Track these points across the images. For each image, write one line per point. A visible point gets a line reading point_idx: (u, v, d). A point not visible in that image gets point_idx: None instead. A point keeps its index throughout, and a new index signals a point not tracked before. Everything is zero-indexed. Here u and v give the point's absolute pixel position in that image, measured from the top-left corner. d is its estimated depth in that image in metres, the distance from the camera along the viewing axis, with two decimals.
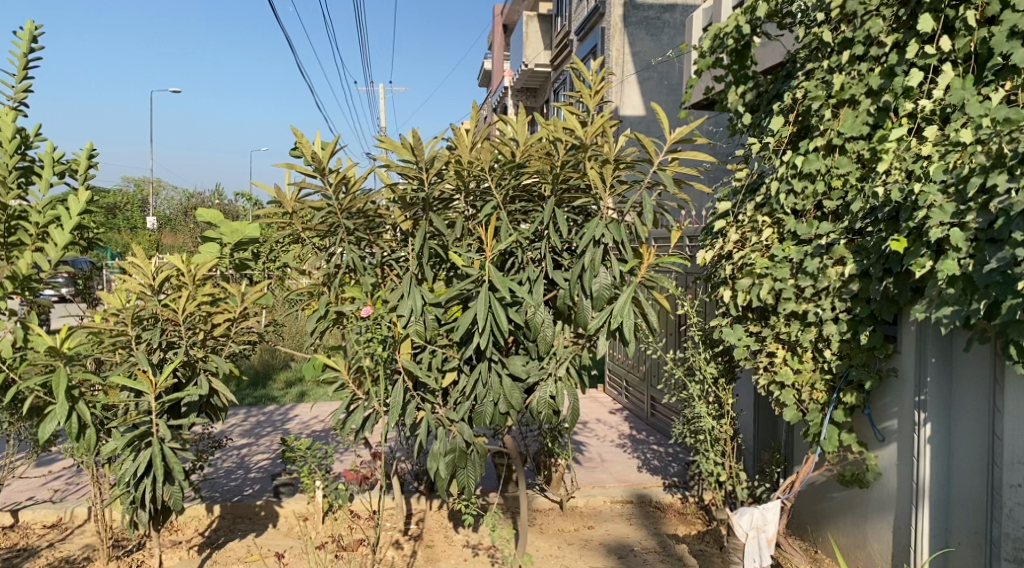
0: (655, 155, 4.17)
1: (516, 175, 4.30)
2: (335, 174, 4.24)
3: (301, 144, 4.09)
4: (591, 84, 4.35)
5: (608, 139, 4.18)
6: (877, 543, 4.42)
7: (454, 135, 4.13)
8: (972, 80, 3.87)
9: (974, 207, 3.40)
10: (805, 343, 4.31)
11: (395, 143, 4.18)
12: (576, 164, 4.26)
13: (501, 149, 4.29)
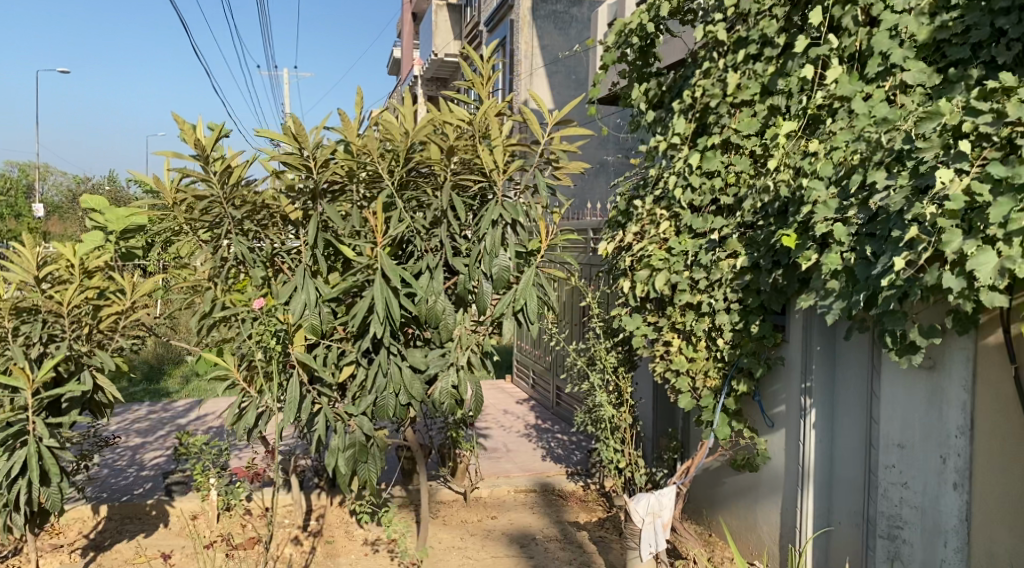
0: (541, 134, 4.32)
1: (407, 164, 4.27)
2: (218, 163, 4.11)
3: (184, 131, 3.93)
4: (481, 71, 4.35)
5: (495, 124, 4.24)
6: (767, 525, 4.60)
7: (341, 124, 4.07)
8: (856, 77, 3.98)
9: (855, 203, 3.51)
10: (700, 333, 4.49)
11: (277, 132, 4.08)
12: (470, 152, 4.28)
13: (391, 135, 4.22)
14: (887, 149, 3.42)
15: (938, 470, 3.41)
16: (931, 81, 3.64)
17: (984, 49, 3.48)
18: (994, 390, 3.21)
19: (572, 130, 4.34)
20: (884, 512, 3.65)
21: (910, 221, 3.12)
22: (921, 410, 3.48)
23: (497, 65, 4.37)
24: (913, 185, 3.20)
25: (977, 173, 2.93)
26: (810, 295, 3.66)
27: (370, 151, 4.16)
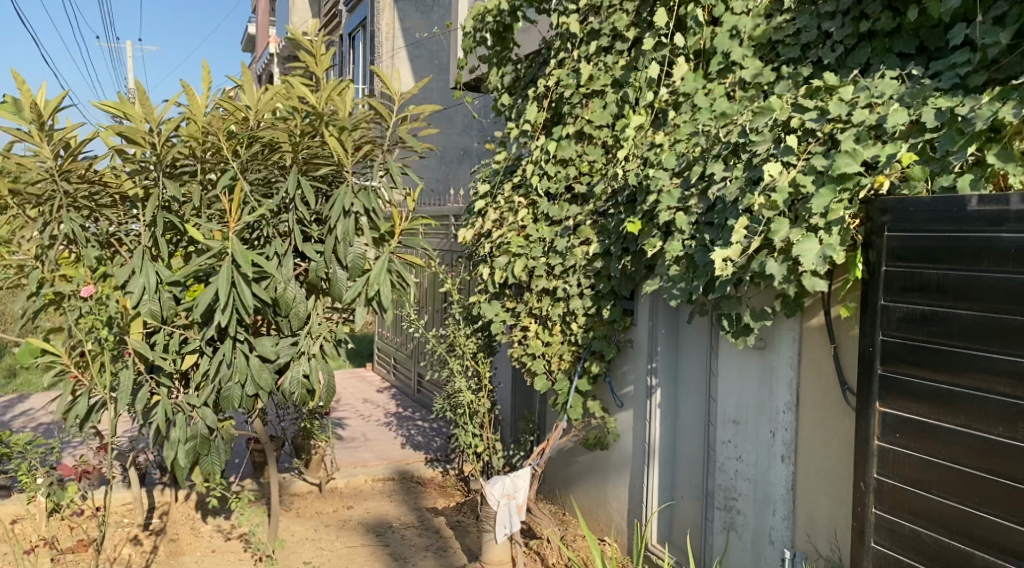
0: (391, 117, 4.26)
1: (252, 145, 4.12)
2: (51, 131, 3.83)
3: (21, 91, 3.68)
4: (313, 51, 4.30)
5: (339, 103, 4.14)
6: (616, 500, 4.80)
7: (187, 101, 3.88)
8: (700, 74, 4.16)
9: (696, 193, 3.67)
10: (555, 318, 4.58)
11: (117, 103, 3.83)
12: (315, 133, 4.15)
13: (233, 116, 4.07)
14: (725, 142, 3.59)
15: (768, 443, 3.64)
16: (765, 77, 3.83)
17: (812, 50, 3.66)
18: (816, 367, 3.44)
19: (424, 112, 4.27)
20: (722, 485, 3.88)
21: (744, 210, 3.27)
22: (754, 388, 3.72)
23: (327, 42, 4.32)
24: (747, 177, 3.37)
25: (802, 165, 3.11)
26: (656, 280, 3.80)
27: (215, 129, 3.97)
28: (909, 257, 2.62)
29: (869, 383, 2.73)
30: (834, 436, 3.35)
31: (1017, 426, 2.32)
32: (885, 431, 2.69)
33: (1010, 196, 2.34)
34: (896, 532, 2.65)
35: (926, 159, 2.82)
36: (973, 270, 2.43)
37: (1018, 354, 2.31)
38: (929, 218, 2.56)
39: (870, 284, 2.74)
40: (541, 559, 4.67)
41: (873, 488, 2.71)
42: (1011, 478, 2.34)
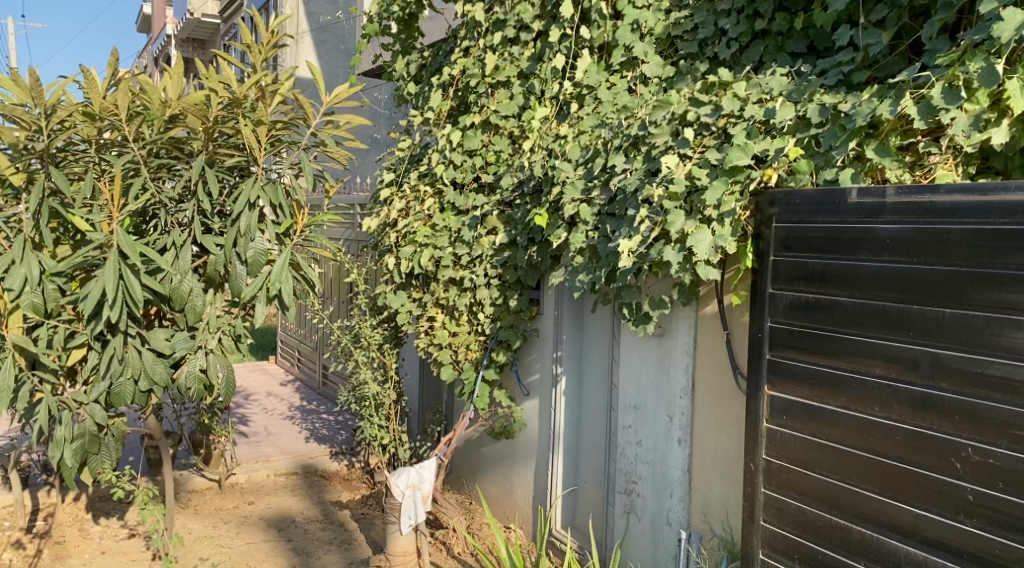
0: (313, 117, 4.12)
1: (164, 128, 4.00)
2: None
3: None
4: (262, 40, 4.00)
5: (264, 99, 3.98)
6: (520, 488, 4.87)
7: (85, 81, 3.66)
8: (603, 67, 4.22)
9: (598, 184, 3.70)
10: (462, 308, 4.60)
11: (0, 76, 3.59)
12: (231, 121, 4.03)
13: (147, 99, 3.89)
14: (624, 134, 3.64)
15: (665, 427, 3.75)
16: (664, 72, 3.91)
17: (708, 47, 3.76)
18: (710, 354, 3.57)
19: (349, 119, 4.18)
20: (622, 469, 3.99)
21: (642, 202, 3.32)
22: (652, 374, 3.83)
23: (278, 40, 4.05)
24: (646, 169, 3.43)
25: (697, 158, 3.19)
26: (560, 270, 3.84)
27: (118, 112, 3.76)
28: (796, 247, 2.72)
29: (758, 367, 2.84)
30: (727, 419, 3.48)
31: (891, 406, 2.43)
32: (772, 413, 2.79)
33: (886, 189, 2.44)
34: (782, 510, 2.75)
35: (812, 153, 2.93)
36: (853, 258, 2.54)
37: (893, 338, 2.42)
38: (813, 210, 2.67)
39: (759, 273, 2.84)
40: (446, 548, 4.69)
41: (761, 468, 2.81)
42: (886, 455, 2.44)
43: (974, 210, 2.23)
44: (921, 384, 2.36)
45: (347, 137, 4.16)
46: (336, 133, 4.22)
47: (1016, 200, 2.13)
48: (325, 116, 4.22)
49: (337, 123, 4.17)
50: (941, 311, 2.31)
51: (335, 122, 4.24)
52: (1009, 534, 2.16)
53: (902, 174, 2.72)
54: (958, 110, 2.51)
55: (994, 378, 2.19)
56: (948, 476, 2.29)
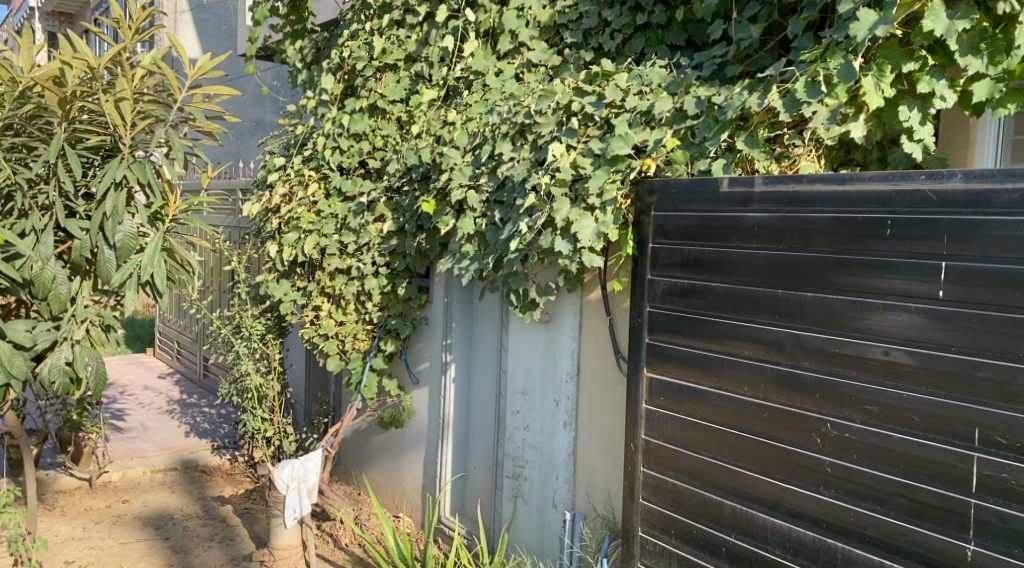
0: (180, 92, 3.93)
1: (20, 104, 3.76)
2: None
3: None
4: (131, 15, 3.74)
5: (126, 70, 3.77)
6: (408, 478, 4.86)
7: None
8: (491, 51, 4.20)
9: (485, 171, 3.69)
10: (349, 297, 4.53)
11: None
12: (91, 96, 3.81)
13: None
14: (510, 121, 3.62)
15: (552, 411, 3.82)
16: (550, 60, 3.94)
17: (592, 36, 3.81)
18: (595, 339, 3.65)
19: (219, 91, 4.05)
20: (511, 453, 4.04)
21: (529, 190, 3.33)
22: (540, 360, 3.90)
23: (152, 16, 3.81)
24: (533, 158, 3.45)
25: (581, 148, 3.24)
26: (448, 258, 3.82)
27: None
28: (673, 234, 2.82)
29: (638, 351, 2.92)
30: (609, 402, 3.56)
31: (759, 385, 2.54)
32: (651, 394, 2.88)
33: (755, 179, 2.56)
34: (660, 487, 2.85)
35: (688, 145, 3.05)
36: (723, 246, 2.65)
37: (761, 322, 2.54)
38: (687, 198, 2.77)
39: (639, 260, 2.93)
40: (333, 539, 4.63)
41: (640, 447, 2.90)
42: (754, 432, 2.56)
43: (832, 199, 2.35)
44: (785, 364, 2.47)
45: (217, 110, 4.00)
46: (205, 108, 4.04)
47: (869, 189, 2.27)
48: (191, 90, 4.04)
49: (206, 96, 4.00)
50: (802, 294, 2.43)
51: (205, 99, 4.08)
52: (862, 502, 2.29)
53: (768, 166, 2.87)
54: (819, 104, 2.65)
55: (849, 356, 2.32)
56: (809, 450, 2.41)
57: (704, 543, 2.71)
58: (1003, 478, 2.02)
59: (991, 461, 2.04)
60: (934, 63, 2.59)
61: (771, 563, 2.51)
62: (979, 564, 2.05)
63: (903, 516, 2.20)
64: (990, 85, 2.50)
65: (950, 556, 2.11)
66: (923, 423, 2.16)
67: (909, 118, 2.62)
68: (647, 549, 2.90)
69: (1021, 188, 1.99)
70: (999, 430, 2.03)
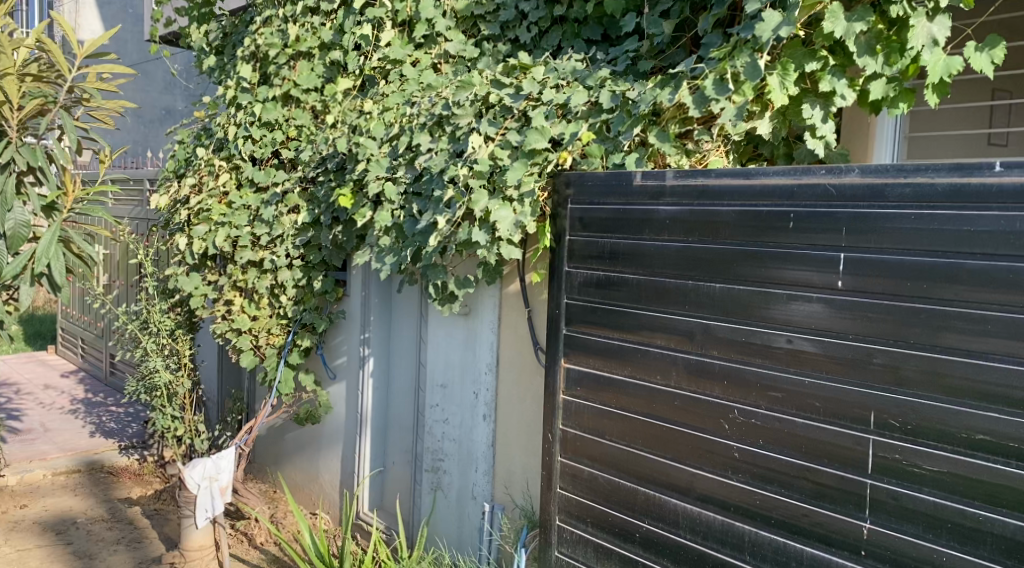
0: (69, 70, 3.77)
1: None
2: None
3: None
4: None
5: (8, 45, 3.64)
6: (326, 474, 4.79)
7: None
8: (407, 41, 4.14)
9: (402, 163, 3.63)
10: (262, 290, 4.42)
11: None
12: None
13: None
14: (429, 112, 3.58)
15: (471, 404, 3.82)
16: (467, 51, 3.91)
17: (510, 28, 3.79)
18: (514, 331, 3.66)
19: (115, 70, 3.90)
20: (429, 447, 4.02)
21: (448, 181, 3.29)
22: (459, 352, 3.89)
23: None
24: (452, 150, 3.37)
25: (500, 140, 3.20)
26: (365, 250, 3.74)
27: None
28: (590, 227, 2.85)
29: (555, 342, 2.96)
30: (528, 394, 3.59)
31: (671, 374, 2.60)
32: (568, 385, 2.92)
33: (667, 173, 2.62)
34: (577, 477, 2.89)
35: (602, 138, 3.04)
36: (637, 238, 2.70)
37: (672, 312, 2.60)
38: (603, 191, 2.81)
39: (556, 253, 2.96)
40: (248, 539, 4.52)
41: (558, 438, 2.94)
42: (667, 420, 2.62)
43: (740, 193, 2.42)
44: (695, 353, 2.54)
45: (112, 88, 3.86)
46: (101, 88, 3.89)
47: (774, 183, 2.35)
48: (82, 69, 3.89)
49: (100, 74, 3.83)
50: (711, 285, 2.49)
51: (98, 78, 3.93)
52: (769, 486, 2.36)
53: (679, 160, 2.94)
54: (727, 101, 2.70)
55: (756, 345, 2.39)
56: (717, 436, 2.48)
57: (619, 530, 2.76)
58: (896, 459, 2.10)
59: (885, 442, 2.12)
60: (834, 63, 2.71)
61: (683, 547, 2.57)
62: (875, 542, 2.14)
63: (806, 497, 2.28)
64: (884, 84, 2.63)
65: (848, 535, 2.19)
66: (824, 408, 2.25)
67: (812, 116, 2.72)
68: (565, 538, 2.94)
69: (912, 182, 2.06)
70: (893, 414, 2.11)
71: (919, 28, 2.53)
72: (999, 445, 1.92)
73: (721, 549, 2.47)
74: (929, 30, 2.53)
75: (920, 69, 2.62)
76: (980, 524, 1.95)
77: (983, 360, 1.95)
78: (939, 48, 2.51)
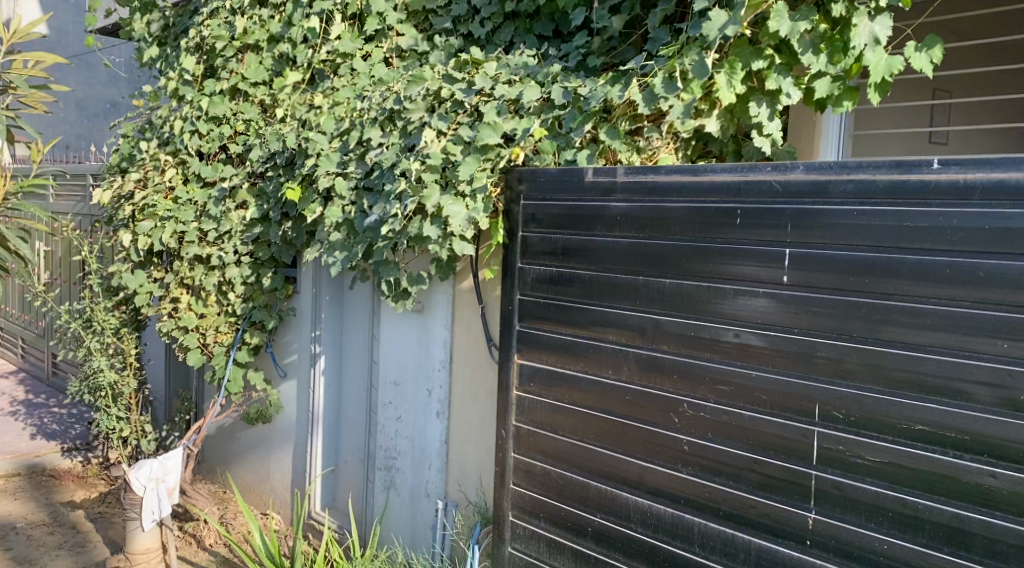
0: None
1: None
2: None
3: None
4: None
5: None
6: (278, 473, 4.72)
7: None
8: (357, 34, 4.08)
9: (353, 157, 3.59)
10: (209, 287, 4.34)
11: None
12: None
13: None
14: (380, 107, 3.56)
15: (424, 402, 3.80)
16: (419, 46, 3.89)
17: (462, 23, 3.77)
18: (467, 327, 3.65)
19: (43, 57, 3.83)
20: (382, 445, 4.00)
21: (400, 175, 3.25)
22: (413, 348, 3.87)
23: None
24: (403, 144, 3.38)
25: (453, 135, 3.19)
26: (314, 245, 3.69)
27: None
28: (543, 222, 2.86)
29: (508, 338, 2.96)
30: (481, 390, 3.58)
31: (623, 368, 2.62)
32: (521, 381, 2.92)
33: (617, 169, 2.63)
34: (530, 473, 2.90)
35: (555, 134, 3.06)
36: (589, 235, 2.71)
37: (623, 307, 2.62)
38: (555, 187, 2.82)
39: (510, 249, 2.97)
40: (196, 540, 4.43)
41: (512, 433, 2.95)
42: (618, 414, 2.63)
43: (689, 190, 2.45)
44: (646, 348, 2.56)
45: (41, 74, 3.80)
46: (31, 75, 3.83)
47: (722, 180, 2.37)
48: (10, 57, 3.83)
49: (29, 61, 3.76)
50: (662, 281, 2.51)
51: (28, 66, 3.85)
52: (717, 479, 2.40)
53: (630, 156, 2.93)
54: (675, 99, 2.72)
55: (705, 339, 2.42)
56: (668, 430, 2.51)
57: (572, 524, 2.78)
58: (840, 450, 2.14)
59: (830, 434, 2.16)
60: (780, 62, 2.76)
61: (635, 540, 2.59)
62: (819, 531, 2.18)
63: (753, 488, 2.32)
64: (829, 82, 2.68)
65: (794, 525, 2.23)
66: (770, 401, 2.28)
67: (758, 114, 2.77)
68: (518, 533, 2.95)
69: (855, 178, 2.11)
70: (837, 406, 2.15)
71: (861, 27, 2.57)
72: (937, 435, 1.98)
73: (672, 541, 2.50)
74: (870, 30, 2.57)
75: (862, 68, 2.66)
76: (919, 512, 2.00)
77: (923, 352, 2.00)
78: (881, 47, 2.56)
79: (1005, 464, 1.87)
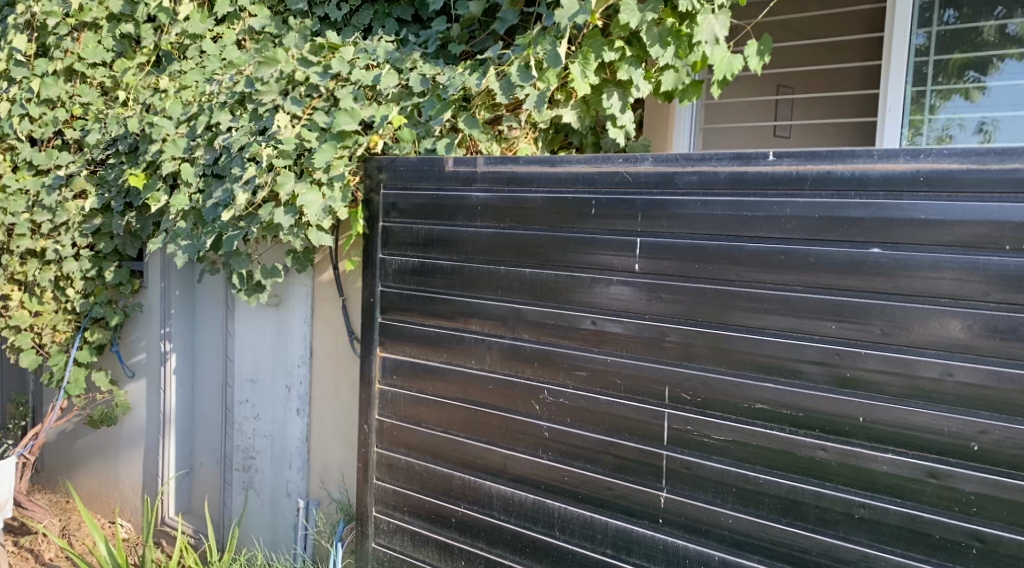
0: None
1: None
2: None
3: None
4: None
5: None
6: (127, 479, 4.45)
7: None
8: (207, 15, 3.88)
9: (201, 143, 3.39)
10: (44, 283, 4.02)
11: None
12: None
13: None
14: (230, 90, 3.38)
15: (283, 398, 3.68)
16: (272, 27, 3.72)
17: (317, 6, 3.62)
18: (327, 319, 3.55)
19: None
20: (239, 445, 3.83)
21: (250, 160, 3.11)
22: (270, 343, 3.74)
23: None
24: (253, 128, 3.22)
25: (306, 120, 3.08)
26: (159, 235, 3.48)
27: None
28: (403, 212, 2.82)
29: (370, 330, 2.90)
30: (342, 385, 3.50)
31: (485, 357, 2.63)
32: (383, 374, 2.88)
33: (477, 159, 2.63)
34: (393, 466, 2.87)
35: (414, 123, 3.00)
36: (450, 224, 2.70)
37: (484, 297, 2.62)
38: (416, 177, 2.79)
39: (370, 238, 2.90)
40: (34, 556, 4.11)
41: (374, 427, 2.90)
42: (480, 403, 2.64)
43: (546, 180, 2.48)
44: (508, 337, 2.58)
45: None
46: None
47: (577, 171, 2.41)
48: None
49: None
50: (521, 270, 2.53)
51: None
52: (576, 463, 2.44)
53: (490, 145, 2.95)
54: (531, 88, 2.75)
55: (563, 327, 2.46)
56: (528, 416, 2.54)
57: (436, 516, 2.76)
58: (689, 430, 2.23)
59: (679, 415, 2.25)
60: (632, 54, 2.84)
61: (497, 528, 2.61)
62: (671, 510, 2.26)
63: (609, 470, 2.38)
64: (674, 75, 2.80)
65: (647, 504, 2.31)
66: (625, 385, 2.35)
67: (611, 105, 2.87)
68: (381, 528, 2.91)
69: (699, 170, 2.19)
70: (685, 388, 2.23)
71: (705, 24, 2.67)
72: (776, 413, 2.09)
73: (533, 527, 2.53)
74: (713, 27, 2.68)
75: (707, 64, 2.79)
76: (760, 486, 2.12)
77: (762, 335, 2.10)
78: (721, 45, 2.67)
79: (834, 437, 2.01)
